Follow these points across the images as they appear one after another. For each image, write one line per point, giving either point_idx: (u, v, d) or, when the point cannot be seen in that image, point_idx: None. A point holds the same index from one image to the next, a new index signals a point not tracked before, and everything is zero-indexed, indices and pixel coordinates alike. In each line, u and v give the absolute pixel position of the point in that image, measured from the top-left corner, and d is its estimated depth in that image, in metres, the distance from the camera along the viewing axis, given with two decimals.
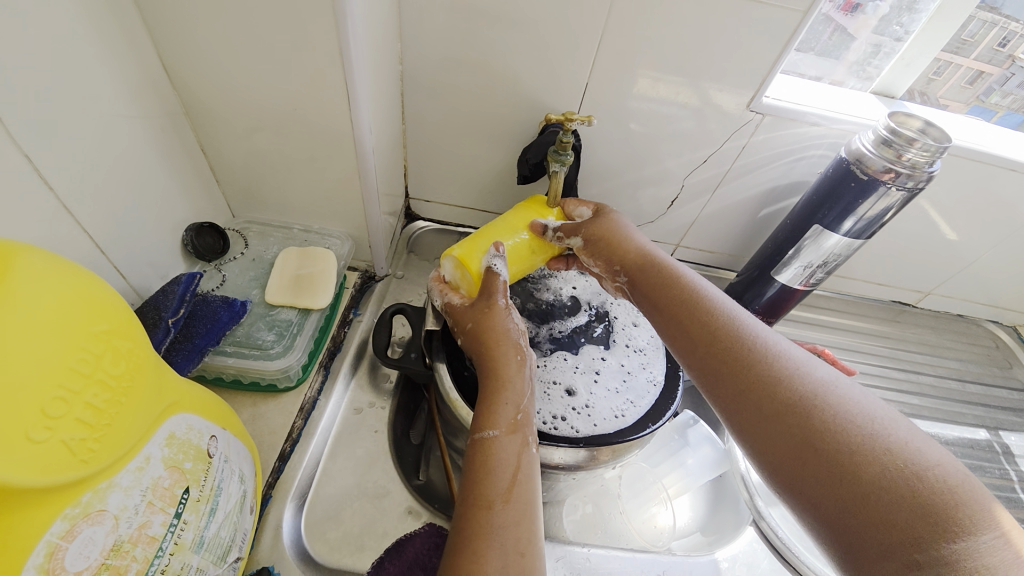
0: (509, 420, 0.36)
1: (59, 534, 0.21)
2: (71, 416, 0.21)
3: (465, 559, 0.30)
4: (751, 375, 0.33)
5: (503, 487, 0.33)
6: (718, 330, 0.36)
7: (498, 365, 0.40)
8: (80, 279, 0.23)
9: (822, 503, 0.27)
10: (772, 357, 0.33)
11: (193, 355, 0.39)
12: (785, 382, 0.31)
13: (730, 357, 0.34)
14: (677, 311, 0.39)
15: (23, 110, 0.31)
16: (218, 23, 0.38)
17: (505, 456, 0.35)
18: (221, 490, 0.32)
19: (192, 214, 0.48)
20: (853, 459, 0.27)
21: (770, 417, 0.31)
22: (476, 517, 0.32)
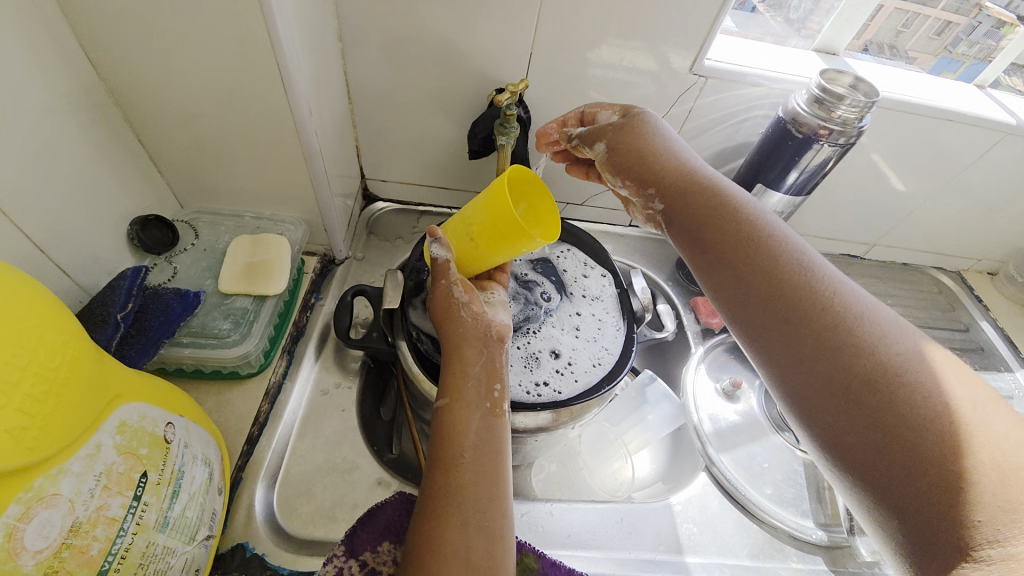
0: (471, 389, 0.38)
1: (15, 516, 0.22)
2: (11, 406, 0.22)
3: (428, 518, 0.33)
4: (875, 361, 0.32)
5: (463, 455, 0.35)
6: (791, 276, 0.37)
7: (460, 339, 0.40)
8: (9, 279, 0.23)
9: (797, 390, 0.34)
10: (892, 358, 0.33)
11: (148, 348, 0.40)
12: (895, 378, 0.32)
13: (874, 337, 0.33)
14: (752, 254, 0.38)
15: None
16: (137, 6, 0.37)
17: (467, 423, 0.36)
18: (184, 472, 0.33)
19: (136, 207, 0.47)
20: (944, 468, 0.29)
21: (927, 397, 0.31)
22: (437, 480, 0.34)
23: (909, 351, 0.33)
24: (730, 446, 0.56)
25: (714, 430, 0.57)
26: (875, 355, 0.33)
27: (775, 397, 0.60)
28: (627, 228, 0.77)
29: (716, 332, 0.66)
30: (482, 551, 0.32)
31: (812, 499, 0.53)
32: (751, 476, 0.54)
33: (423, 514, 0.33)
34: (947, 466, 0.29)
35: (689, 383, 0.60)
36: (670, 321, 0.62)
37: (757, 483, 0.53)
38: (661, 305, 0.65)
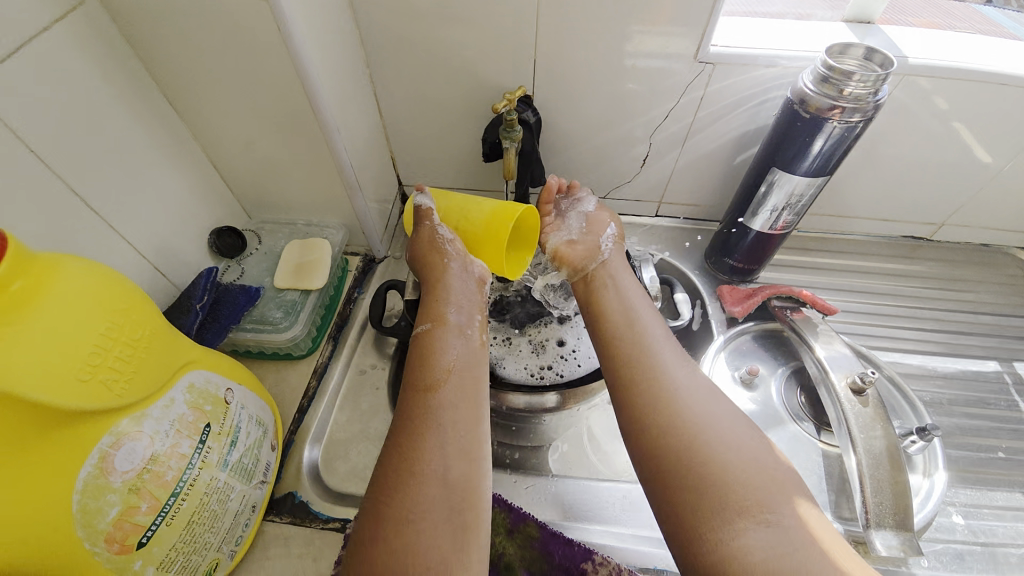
0: (445, 317, 0.47)
1: (108, 443, 0.31)
2: (107, 364, 0.30)
3: (411, 426, 0.40)
4: (701, 442, 0.40)
5: (442, 371, 0.43)
6: (661, 396, 0.42)
7: (436, 271, 0.51)
8: (109, 274, 0.32)
9: (653, 468, 0.39)
10: (731, 447, 0.39)
11: (219, 331, 0.50)
12: (721, 450, 0.39)
13: (682, 417, 0.41)
14: (619, 359, 0.47)
15: (63, 153, 0.41)
16: (201, 62, 0.46)
17: (444, 348, 0.45)
18: (240, 428, 0.42)
19: (214, 220, 0.59)
20: (753, 514, 0.36)
21: (734, 455, 0.39)
22: (416, 398, 0.41)
23: (757, 430, 0.41)
24: None
25: None
26: (703, 461, 0.38)
27: (797, 387, 0.59)
28: (655, 219, 0.77)
29: (740, 321, 0.65)
30: (462, 450, 0.39)
31: (830, 492, 0.51)
32: None
33: (401, 426, 0.40)
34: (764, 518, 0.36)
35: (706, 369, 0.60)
36: (686, 308, 0.64)
37: None
38: (678, 293, 0.66)
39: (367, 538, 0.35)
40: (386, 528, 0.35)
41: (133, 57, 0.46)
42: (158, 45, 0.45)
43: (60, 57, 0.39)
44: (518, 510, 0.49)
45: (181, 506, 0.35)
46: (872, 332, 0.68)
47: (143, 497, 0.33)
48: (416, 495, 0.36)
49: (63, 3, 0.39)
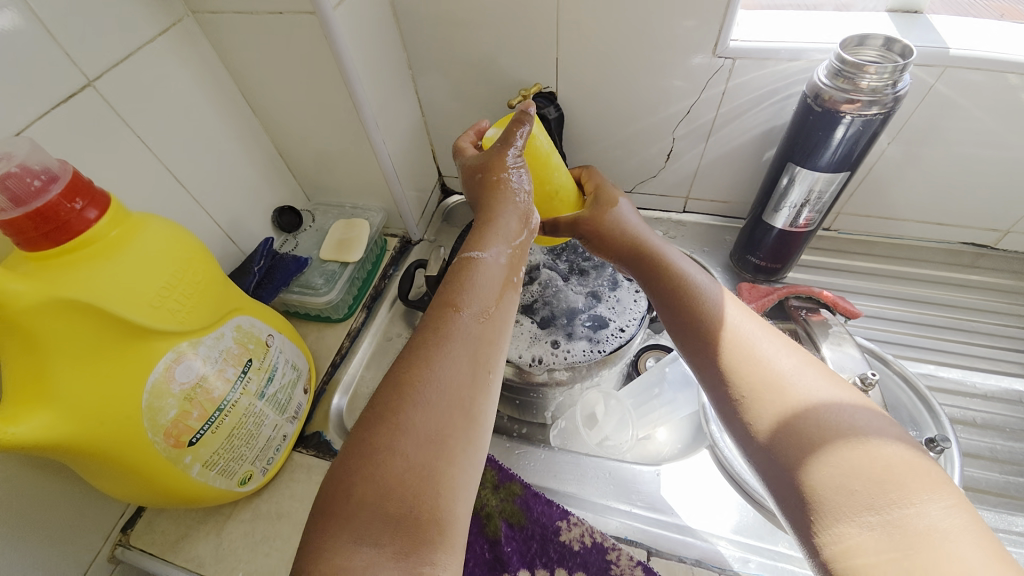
0: (500, 251, 0.42)
1: (171, 358, 0.40)
2: (173, 297, 0.40)
3: (427, 346, 0.36)
4: (810, 422, 0.37)
5: (482, 302, 0.39)
6: (739, 351, 0.41)
7: (498, 198, 0.45)
8: (183, 231, 0.42)
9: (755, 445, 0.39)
10: (841, 421, 0.36)
11: (271, 290, 0.60)
12: (836, 441, 0.35)
13: (795, 417, 0.37)
14: (688, 302, 0.45)
15: (159, 137, 0.51)
16: (268, 67, 0.56)
17: (482, 275, 0.40)
18: (277, 368, 0.51)
19: (277, 199, 0.69)
20: (859, 519, 0.32)
21: (845, 470, 0.34)
22: (443, 317, 0.38)
23: (898, 443, 0.34)
24: None
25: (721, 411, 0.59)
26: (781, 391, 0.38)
27: None
28: (682, 215, 0.77)
29: None
30: (474, 375, 0.36)
31: None
32: None
33: (420, 344, 0.37)
34: (881, 497, 0.32)
35: None
36: None
37: None
38: None
39: (355, 447, 0.33)
40: (383, 434, 0.33)
41: (217, 62, 0.56)
42: (236, 52, 0.55)
43: (161, 64, 0.50)
44: (506, 469, 0.54)
45: (224, 420, 0.44)
46: (910, 342, 0.65)
47: (194, 406, 0.42)
48: (423, 404, 0.34)
49: (165, 20, 0.50)
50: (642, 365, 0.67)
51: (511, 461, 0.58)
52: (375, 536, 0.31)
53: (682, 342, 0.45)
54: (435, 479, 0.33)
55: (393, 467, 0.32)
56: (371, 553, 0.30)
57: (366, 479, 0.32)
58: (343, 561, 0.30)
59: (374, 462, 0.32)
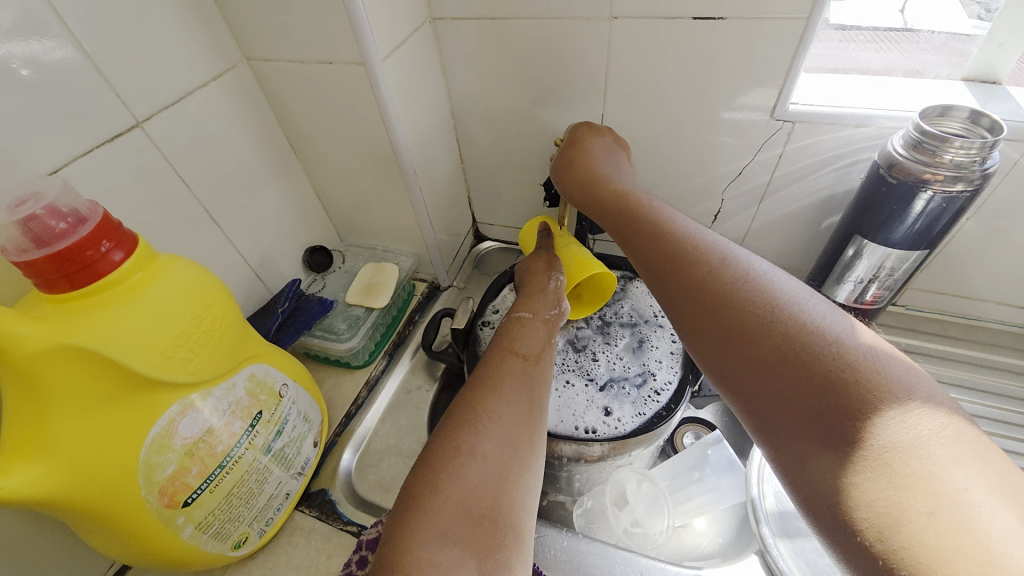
0: (544, 314, 0.48)
1: (176, 411, 0.38)
2: (186, 345, 0.38)
3: (489, 378, 0.41)
4: (786, 333, 0.31)
5: (533, 350, 0.44)
6: (710, 274, 0.35)
7: (537, 274, 0.52)
8: (207, 275, 0.41)
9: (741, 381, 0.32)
10: (807, 324, 0.31)
11: (293, 333, 0.58)
12: (806, 350, 0.30)
13: (750, 324, 0.32)
14: (652, 231, 0.40)
15: (199, 176, 0.51)
16: (314, 113, 0.56)
17: (534, 331, 0.46)
18: (288, 420, 0.48)
19: (310, 239, 0.69)
20: (836, 447, 0.27)
21: (807, 384, 0.29)
22: (497, 359, 0.43)
23: (869, 343, 0.29)
24: (793, 532, 0.49)
25: (777, 509, 0.50)
26: (758, 310, 0.32)
27: None
28: None
29: None
30: (529, 410, 0.39)
31: None
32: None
33: (480, 380, 0.41)
34: (848, 416, 0.27)
35: (759, 449, 0.54)
36: None
37: None
38: None
39: (428, 457, 0.35)
40: (462, 439, 0.36)
41: (266, 106, 0.57)
42: (285, 98, 0.56)
43: (209, 106, 0.51)
44: None
45: (225, 477, 0.41)
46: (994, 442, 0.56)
47: (194, 462, 0.39)
48: (495, 422, 0.37)
49: (219, 65, 0.51)
50: (677, 442, 0.61)
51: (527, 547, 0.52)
52: (458, 534, 0.31)
53: (646, 270, 0.39)
54: (509, 496, 0.34)
55: (474, 471, 0.34)
56: (455, 552, 0.30)
57: (449, 477, 0.33)
58: (425, 554, 0.30)
59: (457, 464, 0.34)
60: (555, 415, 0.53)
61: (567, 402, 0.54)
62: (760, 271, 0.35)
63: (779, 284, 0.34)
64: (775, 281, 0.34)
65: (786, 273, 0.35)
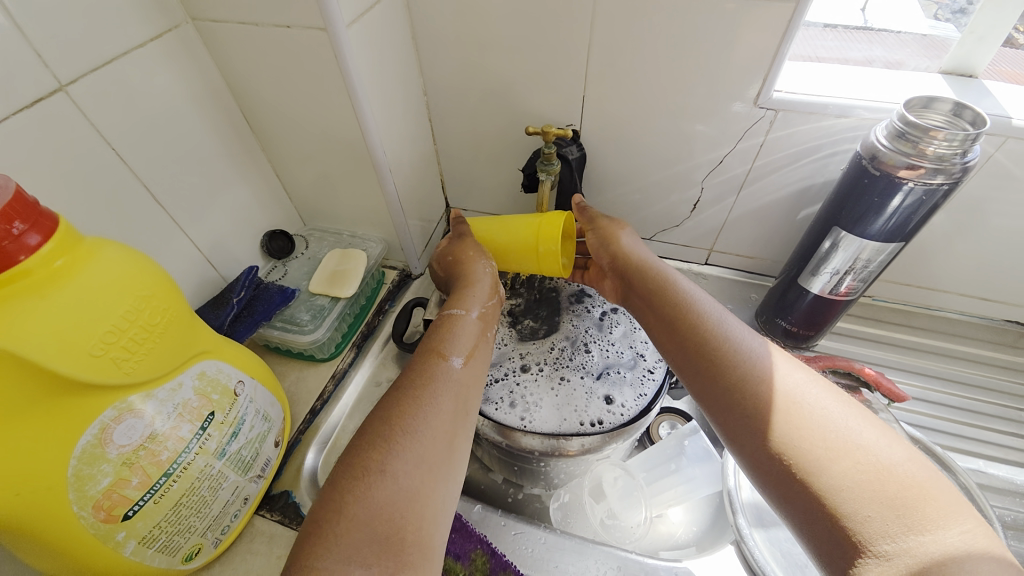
0: (476, 310, 0.46)
1: (110, 417, 0.34)
2: (119, 343, 0.33)
3: (414, 385, 0.39)
4: (816, 439, 0.34)
5: (463, 350, 0.42)
6: (745, 377, 0.38)
7: (472, 268, 0.50)
8: (142, 263, 0.36)
9: (772, 472, 0.34)
10: (837, 433, 0.34)
11: (250, 325, 0.53)
12: (840, 457, 0.32)
13: (788, 426, 0.35)
14: (689, 327, 0.42)
15: (139, 150, 0.46)
16: (271, 83, 0.51)
17: (464, 328, 0.44)
18: (244, 421, 0.44)
19: (269, 223, 0.64)
20: (875, 547, 0.29)
21: (853, 487, 0.31)
22: (426, 362, 0.41)
23: (908, 457, 0.32)
24: (767, 521, 0.49)
25: (752, 499, 0.50)
26: (790, 412, 0.35)
27: None
28: (704, 267, 0.72)
29: None
30: (452, 419, 0.38)
31: None
32: (785, 560, 0.47)
33: (405, 385, 0.39)
34: (882, 520, 0.30)
35: None
36: None
37: (794, 568, 0.46)
38: None
39: (342, 480, 0.33)
40: (373, 457, 0.34)
41: (215, 74, 0.52)
42: (238, 66, 0.51)
43: (147, 70, 0.45)
44: (500, 557, 0.49)
45: (171, 487, 0.38)
46: (952, 430, 0.59)
47: (134, 472, 0.35)
48: (414, 436, 0.36)
49: (160, 25, 0.46)
50: (654, 434, 0.61)
51: (504, 545, 0.50)
52: (364, 556, 0.30)
53: (682, 364, 0.41)
54: (421, 510, 0.33)
55: (389, 490, 0.33)
56: (360, 572, 0.30)
57: (359, 497, 0.32)
58: (328, 575, 0.29)
59: (370, 484, 0.33)
60: (557, 416, 0.50)
61: (567, 399, 0.51)
62: (790, 375, 0.38)
63: (806, 390, 0.37)
64: (799, 385, 0.37)
65: (812, 376, 0.38)
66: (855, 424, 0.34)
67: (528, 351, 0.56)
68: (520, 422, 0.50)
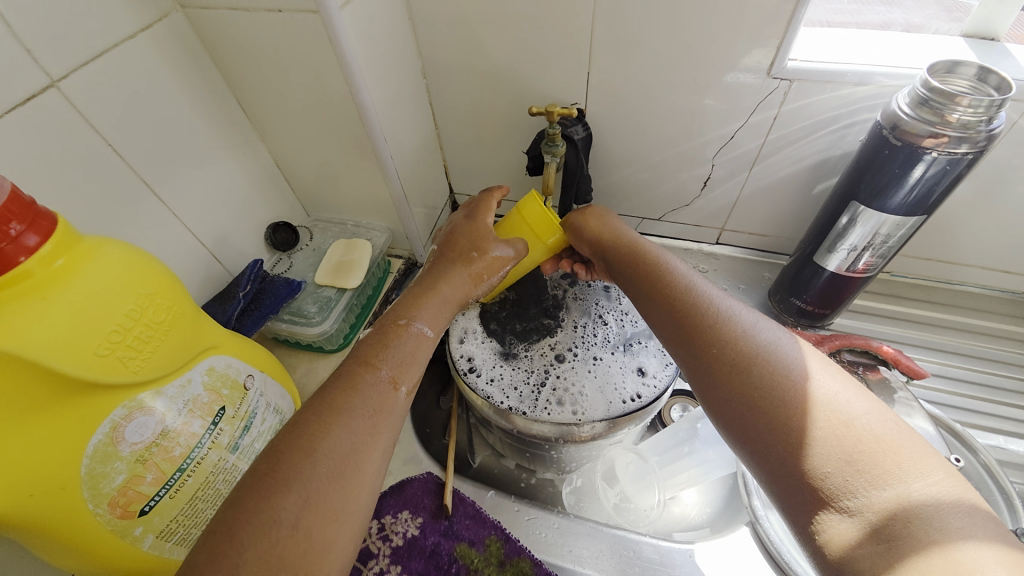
0: (478, 262, 0.47)
1: (120, 415, 0.34)
2: (124, 342, 0.33)
3: (328, 402, 0.33)
4: (789, 396, 0.32)
5: (396, 362, 0.37)
6: (719, 335, 0.36)
7: (483, 209, 0.50)
8: (144, 260, 0.36)
9: (745, 432, 0.33)
10: (812, 389, 0.32)
11: (258, 319, 0.53)
12: (812, 413, 0.31)
13: (760, 382, 0.33)
14: (663, 289, 0.40)
15: (136, 144, 0.45)
16: (266, 71, 0.50)
17: (461, 284, 0.45)
18: (256, 414, 0.44)
19: (272, 215, 0.63)
20: (837, 503, 0.28)
21: (822, 441, 0.30)
22: (348, 374, 0.35)
23: (880, 411, 0.31)
24: None
25: None
26: (763, 369, 0.33)
27: None
28: (715, 247, 0.70)
29: None
30: (371, 446, 0.32)
31: None
32: None
33: (322, 401, 0.33)
34: (850, 476, 0.28)
35: None
36: None
37: None
38: None
39: (232, 518, 0.27)
40: (275, 491, 0.28)
41: (209, 64, 0.51)
42: (232, 55, 0.50)
43: (141, 62, 0.44)
44: (514, 542, 0.49)
45: (186, 481, 0.38)
46: (972, 407, 0.57)
47: (148, 469, 0.35)
48: (317, 469, 0.30)
49: (150, 14, 0.44)
50: (666, 417, 0.60)
51: (518, 531, 0.50)
52: None
53: (657, 326, 0.40)
54: (318, 561, 0.28)
55: (276, 530, 0.27)
56: None
57: (246, 542, 0.26)
58: None
59: (254, 532, 0.27)
60: (603, 399, 0.49)
61: (605, 377, 0.51)
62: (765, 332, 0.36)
63: (782, 347, 0.35)
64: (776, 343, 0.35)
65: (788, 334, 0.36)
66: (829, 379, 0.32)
67: (557, 339, 0.55)
68: (571, 413, 0.49)
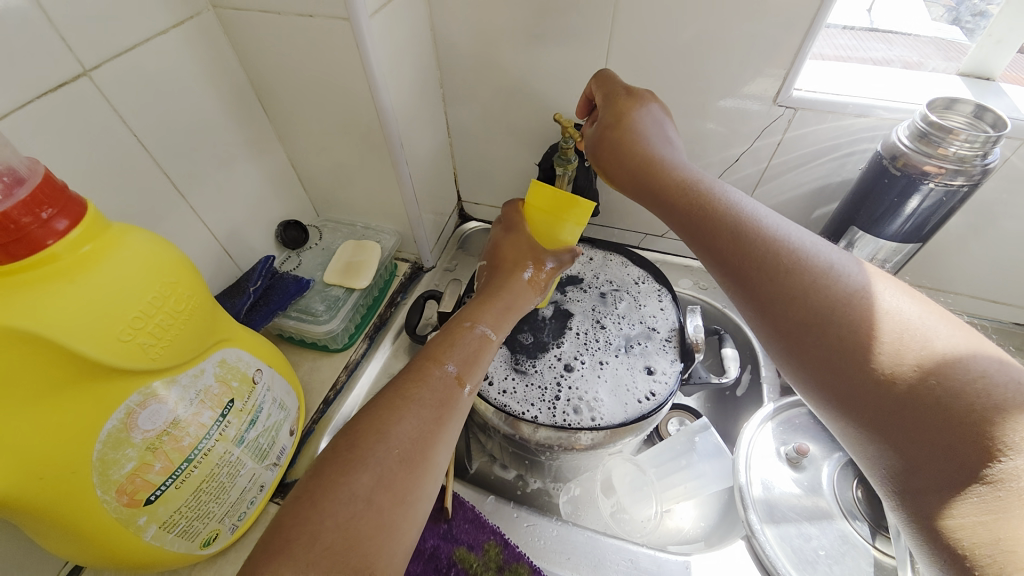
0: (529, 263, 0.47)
1: (136, 402, 0.34)
2: (145, 329, 0.33)
3: (398, 392, 0.37)
4: (887, 351, 0.30)
5: (460, 359, 0.40)
6: (799, 290, 0.34)
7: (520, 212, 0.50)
8: (168, 251, 0.36)
9: (840, 393, 0.31)
10: (912, 343, 0.29)
11: (267, 314, 0.53)
12: (912, 371, 0.28)
13: (852, 339, 0.31)
14: (731, 236, 0.37)
15: (159, 136, 0.46)
16: (290, 73, 0.51)
17: (519, 289, 0.47)
18: (262, 409, 0.44)
19: (283, 213, 0.64)
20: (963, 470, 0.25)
21: (927, 402, 0.28)
22: (419, 366, 0.39)
23: (992, 367, 0.27)
24: (778, 519, 0.50)
25: (764, 497, 0.51)
26: (855, 327, 0.31)
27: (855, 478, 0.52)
28: None
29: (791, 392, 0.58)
30: (429, 435, 0.35)
31: None
32: (796, 558, 0.47)
33: (396, 388, 0.37)
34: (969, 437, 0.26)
35: (746, 435, 0.55)
36: (734, 366, 0.56)
37: (804, 566, 0.47)
38: (728, 349, 0.59)
39: (312, 486, 0.31)
40: (347, 471, 0.32)
41: (234, 63, 0.52)
42: (257, 55, 0.51)
43: (169, 58, 0.45)
44: (513, 548, 0.49)
45: (192, 472, 0.38)
46: None
47: (158, 457, 0.35)
48: (383, 454, 0.33)
49: (182, 12, 0.45)
50: (664, 430, 0.61)
51: (517, 537, 0.51)
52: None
53: (728, 278, 0.37)
54: (378, 542, 0.30)
55: (342, 504, 0.30)
56: None
57: (321, 511, 0.30)
58: None
59: (322, 505, 0.30)
60: (619, 404, 0.50)
61: (616, 380, 0.52)
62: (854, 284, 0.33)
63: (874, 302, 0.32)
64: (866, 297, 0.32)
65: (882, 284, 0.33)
66: (933, 333, 0.30)
67: (563, 349, 0.55)
68: (588, 421, 0.49)
